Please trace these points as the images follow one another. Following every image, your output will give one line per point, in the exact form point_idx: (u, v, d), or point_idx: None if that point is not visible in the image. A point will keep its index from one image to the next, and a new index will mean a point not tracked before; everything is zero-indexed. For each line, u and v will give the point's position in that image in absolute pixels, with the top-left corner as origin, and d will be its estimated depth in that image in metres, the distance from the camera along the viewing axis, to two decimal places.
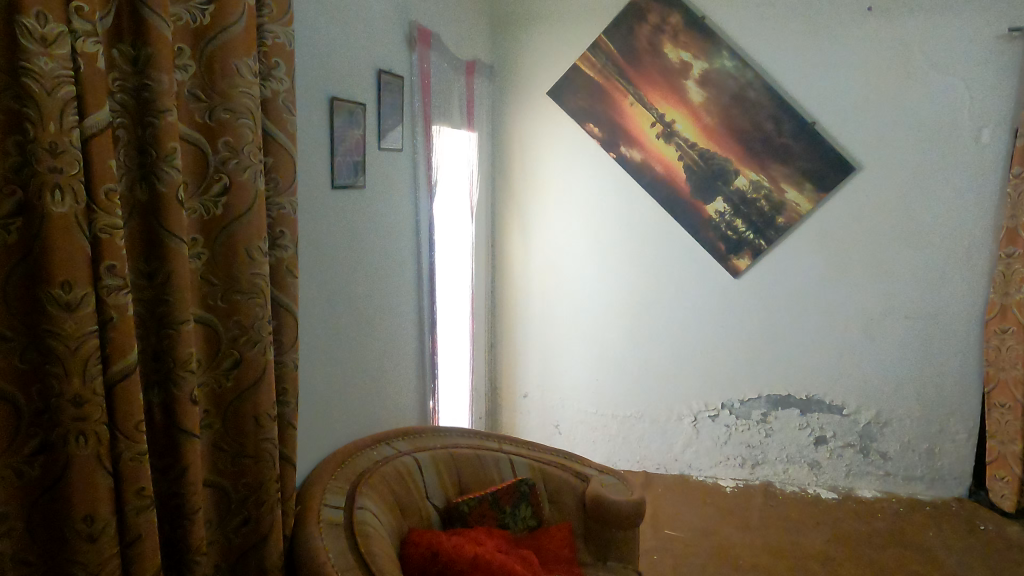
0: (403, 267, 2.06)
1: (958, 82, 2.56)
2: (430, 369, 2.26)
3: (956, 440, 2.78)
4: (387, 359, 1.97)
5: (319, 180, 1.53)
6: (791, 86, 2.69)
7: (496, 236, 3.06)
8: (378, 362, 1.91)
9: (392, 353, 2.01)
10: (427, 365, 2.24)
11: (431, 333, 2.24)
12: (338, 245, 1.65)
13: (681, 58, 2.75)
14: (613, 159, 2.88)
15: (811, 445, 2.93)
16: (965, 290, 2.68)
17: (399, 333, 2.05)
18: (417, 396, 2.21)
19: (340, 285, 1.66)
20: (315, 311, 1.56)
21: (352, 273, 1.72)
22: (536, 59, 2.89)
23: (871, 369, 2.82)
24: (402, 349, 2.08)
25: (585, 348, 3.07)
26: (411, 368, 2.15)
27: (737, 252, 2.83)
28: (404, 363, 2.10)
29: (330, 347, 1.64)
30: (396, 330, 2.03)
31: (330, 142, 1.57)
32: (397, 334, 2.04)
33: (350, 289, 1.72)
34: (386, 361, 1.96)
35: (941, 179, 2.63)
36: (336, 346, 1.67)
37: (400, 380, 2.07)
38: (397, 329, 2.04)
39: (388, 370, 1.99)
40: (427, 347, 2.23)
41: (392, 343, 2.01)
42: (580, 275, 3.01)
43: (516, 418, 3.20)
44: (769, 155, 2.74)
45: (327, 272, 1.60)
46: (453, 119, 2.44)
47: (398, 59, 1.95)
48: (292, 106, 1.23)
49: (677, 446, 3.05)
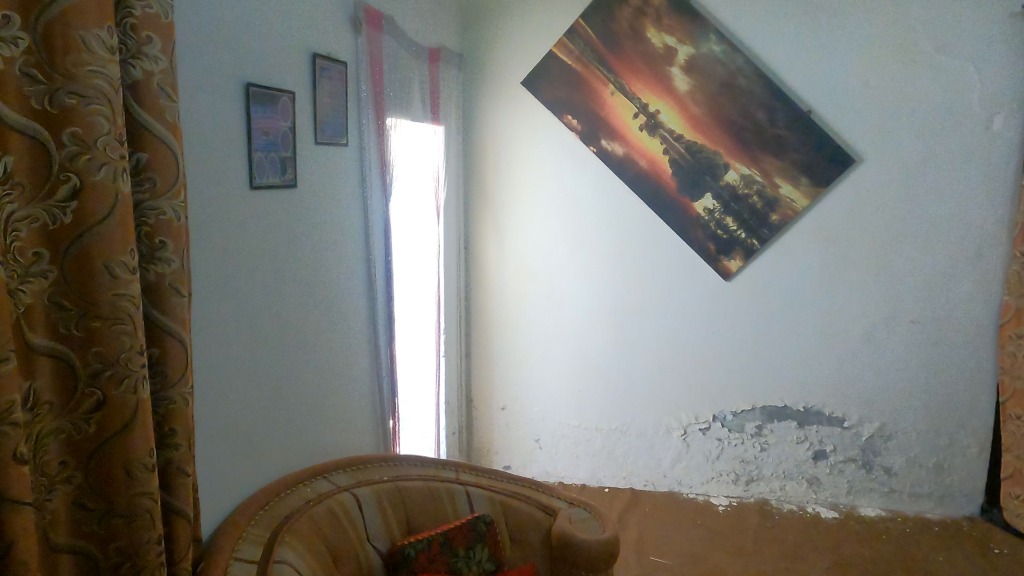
0: (351, 277, 1.86)
1: (968, 65, 2.35)
2: (388, 387, 2.06)
3: (967, 454, 2.57)
4: (332, 381, 1.77)
5: (231, 179, 1.33)
6: (785, 72, 2.48)
7: (469, 237, 2.85)
8: (320, 384, 1.71)
9: (338, 375, 1.80)
10: (383, 382, 2.03)
11: (388, 346, 2.04)
12: (261, 254, 1.44)
13: (665, 43, 2.53)
14: (593, 153, 2.67)
15: (809, 461, 2.71)
16: (976, 292, 2.46)
17: (348, 350, 1.85)
18: (372, 417, 2.01)
19: (264, 300, 1.46)
20: (230, 332, 1.35)
21: (279, 284, 1.51)
22: (508, 48, 2.68)
23: (874, 379, 2.60)
24: (352, 368, 1.88)
25: (566, 357, 2.86)
26: (364, 387, 1.95)
27: (728, 253, 2.62)
28: (355, 383, 1.90)
29: (254, 371, 1.43)
30: (344, 346, 1.83)
31: (246, 136, 1.36)
32: (346, 352, 1.84)
33: (279, 303, 1.51)
34: (329, 383, 1.76)
35: (949, 172, 2.41)
36: (263, 370, 1.46)
37: (349, 401, 1.86)
38: (345, 347, 1.84)
39: (335, 393, 1.79)
40: (385, 362, 2.04)
41: (339, 363, 1.81)
42: (559, 278, 2.80)
43: (492, 432, 2.99)
44: (761, 147, 2.52)
45: (247, 285, 1.40)
46: (413, 110, 2.23)
47: (340, 42, 1.74)
48: (172, 92, 1.02)
49: (665, 461, 2.84)
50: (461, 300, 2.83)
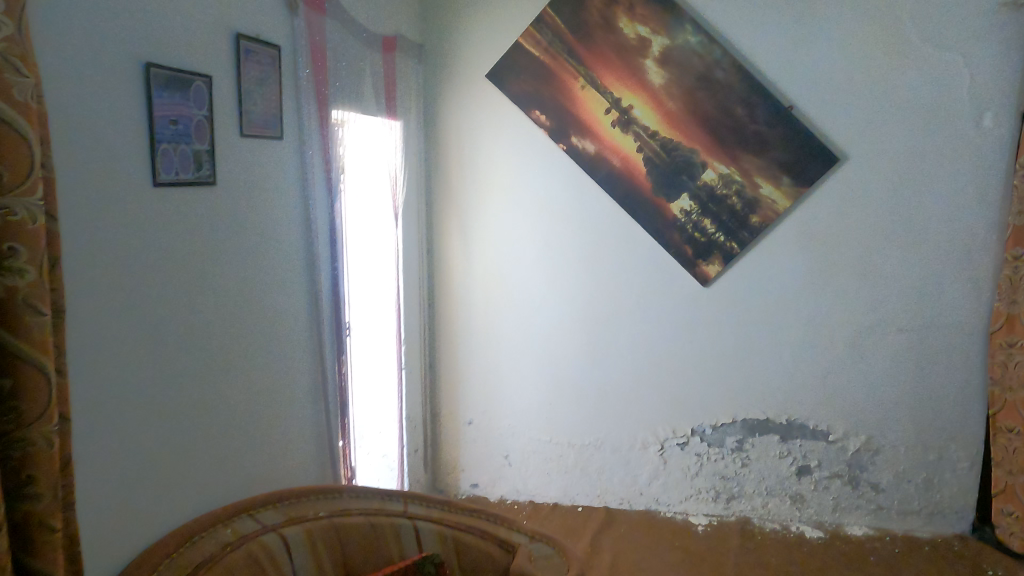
0: (288, 286, 1.67)
1: (956, 57, 2.21)
2: (336, 407, 1.88)
3: (957, 469, 2.43)
4: (265, 403, 1.58)
5: (127, 176, 1.15)
6: (765, 65, 2.33)
7: (432, 241, 2.67)
8: (248, 407, 1.52)
9: (272, 396, 1.62)
10: (331, 401, 1.85)
11: (336, 362, 1.85)
12: (167, 261, 1.25)
13: (637, 33, 2.38)
14: (563, 151, 2.50)
15: (793, 476, 2.56)
16: (966, 297, 2.33)
17: (285, 367, 1.67)
18: (318, 440, 1.82)
19: (172, 313, 1.27)
20: (125, 351, 1.16)
21: (192, 296, 1.32)
22: (472, 39, 2.51)
23: (859, 390, 2.46)
24: (289, 386, 1.69)
25: (536, 368, 2.69)
26: (306, 408, 1.77)
27: (706, 257, 2.47)
28: (295, 404, 1.71)
29: (160, 396, 1.24)
30: (281, 364, 1.65)
31: (147, 126, 1.18)
32: (282, 370, 1.65)
33: (193, 317, 1.33)
34: (262, 406, 1.58)
35: (937, 171, 2.28)
36: (171, 394, 1.28)
37: (288, 425, 1.68)
38: (282, 364, 1.65)
39: (268, 416, 1.60)
40: (332, 379, 1.85)
41: (273, 382, 1.62)
42: (528, 285, 2.63)
43: (459, 448, 2.81)
44: (740, 145, 2.37)
45: (148, 297, 1.21)
46: (364, 102, 2.05)
47: (272, 23, 1.56)
48: (20, 65, 0.84)
49: (642, 478, 2.68)
50: (423, 308, 2.66)
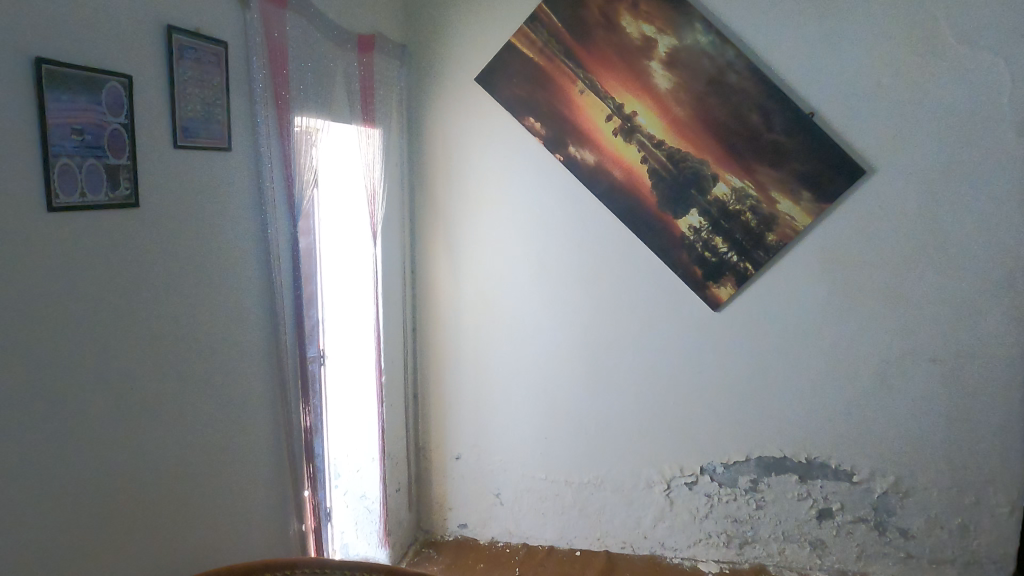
0: (239, 321, 1.45)
1: (997, 60, 1.99)
2: (300, 456, 1.65)
3: (996, 514, 2.20)
4: (204, 459, 1.36)
5: (9, 203, 0.94)
6: (784, 68, 2.10)
7: (417, 260, 2.44)
8: (180, 467, 1.30)
9: (214, 451, 1.39)
10: (296, 448, 1.63)
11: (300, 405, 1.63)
12: (57, 301, 1.03)
13: (642, 32, 2.15)
14: (560, 162, 2.27)
15: (812, 520, 2.32)
16: (1006, 325, 2.10)
17: (233, 416, 1.44)
18: (276, 495, 1.59)
19: (62, 364, 1.05)
20: None
21: (96, 342, 1.10)
22: (460, 39, 2.28)
23: (887, 427, 2.22)
24: (241, 436, 1.47)
25: (531, 399, 2.46)
26: (262, 460, 1.54)
27: (717, 279, 2.24)
28: (247, 456, 1.49)
29: (47, 465, 1.03)
30: (227, 412, 1.42)
31: (39, 137, 0.97)
32: (228, 419, 1.43)
33: (96, 367, 1.10)
34: (201, 464, 1.35)
35: (974, 186, 2.05)
36: (63, 462, 1.05)
37: (236, 482, 1.46)
38: (228, 413, 1.42)
39: (209, 474, 1.38)
40: (296, 424, 1.62)
41: (216, 434, 1.39)
42: (521, 308, 2.40)
43: (446, 486, 2.58)
44: (755, 156, 2.15)
45: (29, 347, 0.99)
46: (335, 108, 1.82)
47: (218, 16, 1.33)
48: None
49: (646, 520, 2.44)
50: (406, 333, 2.43)
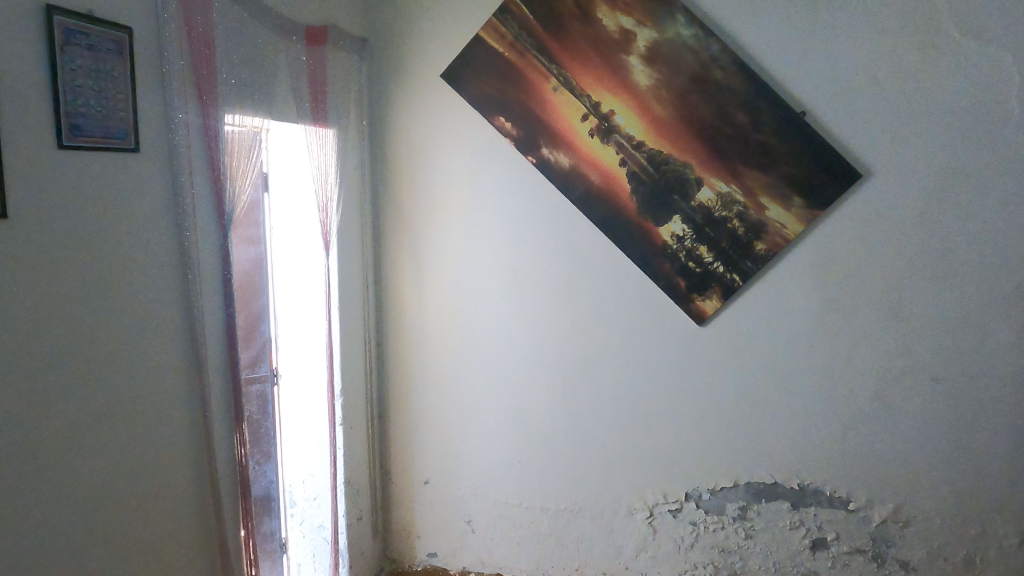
0: (153, 342, 1.32)
1: (1005, 55, 1.82)
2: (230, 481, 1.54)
3: (1003, 546, 2.03)
4: (102, 495, 1.23)
5: None
6: (773, 65, 1.94)
7: (379, 271, 2.28)
8: (73, 511, 1.18)
9: (115, 485, 1.26)
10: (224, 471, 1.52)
11: (230, 423, 1.54)
12: None
13: (620, 25, 1.99)
14: (533, 165, 2.10)
15: (806, 552, 2.15)
16: (1015, 342, 1.93)
17: (139, 447, 1.30)
18: (198, 529, 1.46)
19: None
20: None
21: None
22: (425, 33, 2.12)
23: (885, 451, 2.06)
24: (152, 468, 1.34)
25: (503, 421, 2.28)
26: (180, 493, 1.41)
27: (702, 292, 2.07)
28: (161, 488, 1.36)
29: None
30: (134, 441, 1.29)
31: None
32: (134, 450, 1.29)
33: None
34: (98, 500, 1.23)
35: (980, 192, 1.89)
36: None
37: (146, 517, 1.33)
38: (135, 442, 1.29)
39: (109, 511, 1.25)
40: (225, 445, 1.53)
41: (119, 467, 1.26)
42: (492, 323, 2.23)
43: (413, 512, 2.41)
44: (742, 159, 1.99)
45: None
46: (276, 106, 1.66)
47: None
48: None
49: (627, 551, 2.27)
50: (368, 349, 2.26)
